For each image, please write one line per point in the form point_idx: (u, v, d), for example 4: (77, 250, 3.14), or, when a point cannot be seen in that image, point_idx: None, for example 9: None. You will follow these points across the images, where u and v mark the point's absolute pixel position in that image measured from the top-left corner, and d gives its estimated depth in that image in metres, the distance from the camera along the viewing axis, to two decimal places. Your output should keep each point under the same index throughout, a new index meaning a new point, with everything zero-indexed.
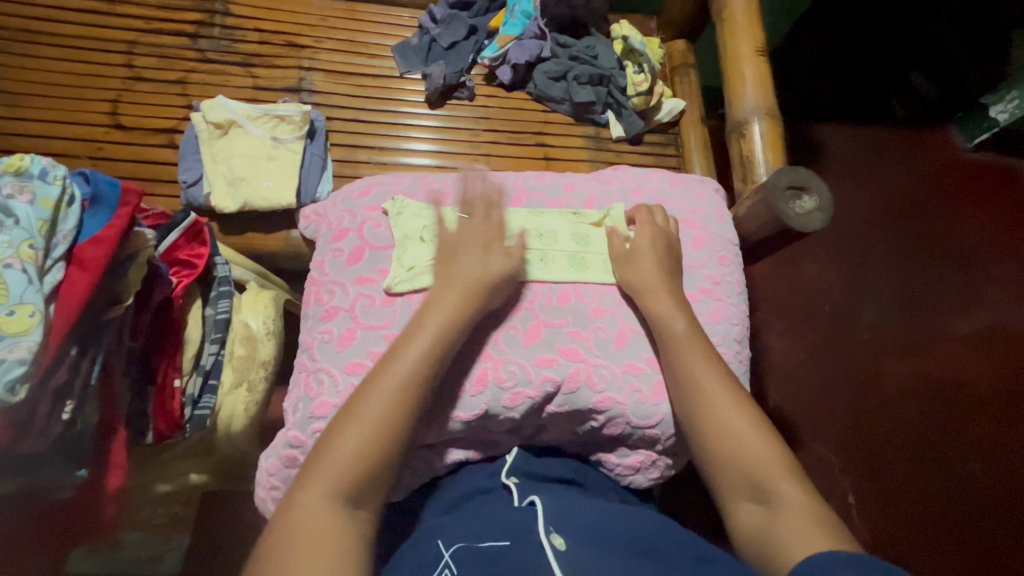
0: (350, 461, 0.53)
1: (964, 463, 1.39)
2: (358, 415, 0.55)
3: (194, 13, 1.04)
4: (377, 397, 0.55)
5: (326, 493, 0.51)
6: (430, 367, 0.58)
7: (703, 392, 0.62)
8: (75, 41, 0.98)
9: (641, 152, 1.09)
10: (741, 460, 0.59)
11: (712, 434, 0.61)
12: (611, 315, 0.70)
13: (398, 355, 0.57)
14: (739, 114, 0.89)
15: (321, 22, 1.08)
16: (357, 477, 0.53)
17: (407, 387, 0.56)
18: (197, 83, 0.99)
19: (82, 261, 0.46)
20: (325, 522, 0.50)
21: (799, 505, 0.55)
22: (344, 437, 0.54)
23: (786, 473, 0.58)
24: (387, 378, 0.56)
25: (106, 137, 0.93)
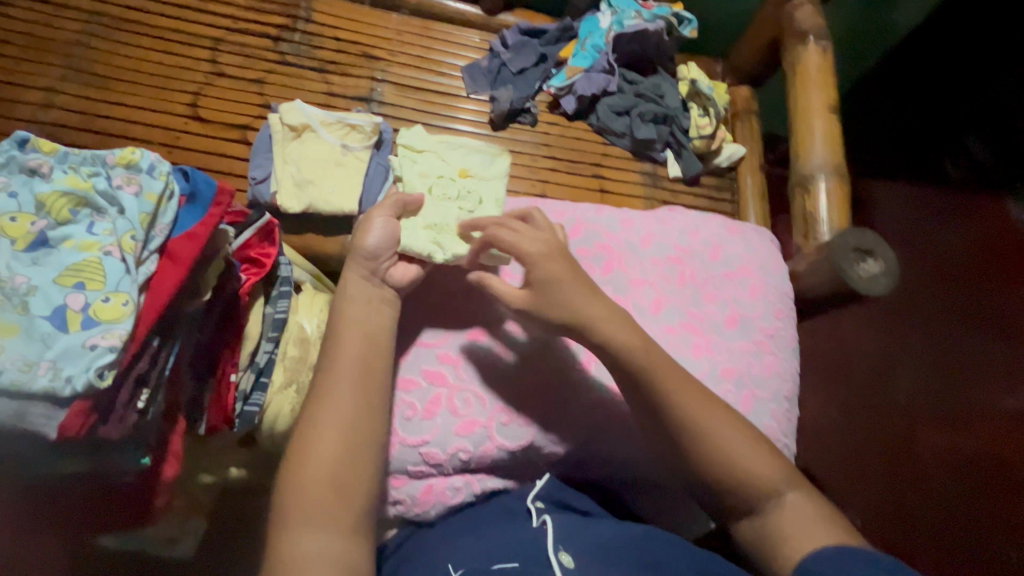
0: (328, 481, 0.50)
1: (1002, 548, 1.31)
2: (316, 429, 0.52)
3: (279, 17, 1.08)
4: (333, 406, 0.53)
5: (314, 526, 0.48)
6: (375, 359, 0.57)
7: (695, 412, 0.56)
8: (165, 34, 1.03)
9: (696, 194, 1.09)
10: (740, 477, 0.55)
11: (709, 459, 0.55)
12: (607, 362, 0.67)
13: (336, 353, 0.56)
14: (806, 168, 0.88)
15: (396, 37, 1.11)
16: (334, 480, 0.51)
17: (361, 380, 0.55)
18: (274, 84, 1.03)
19: (172, 254, 0.48)
20: (321, 554, 0.47)
21: (808, 514, 0.53)
22: (312, 459, 0.51)
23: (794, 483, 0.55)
24: (335, 382, 0.54)
25: (183, 126, 0.96)
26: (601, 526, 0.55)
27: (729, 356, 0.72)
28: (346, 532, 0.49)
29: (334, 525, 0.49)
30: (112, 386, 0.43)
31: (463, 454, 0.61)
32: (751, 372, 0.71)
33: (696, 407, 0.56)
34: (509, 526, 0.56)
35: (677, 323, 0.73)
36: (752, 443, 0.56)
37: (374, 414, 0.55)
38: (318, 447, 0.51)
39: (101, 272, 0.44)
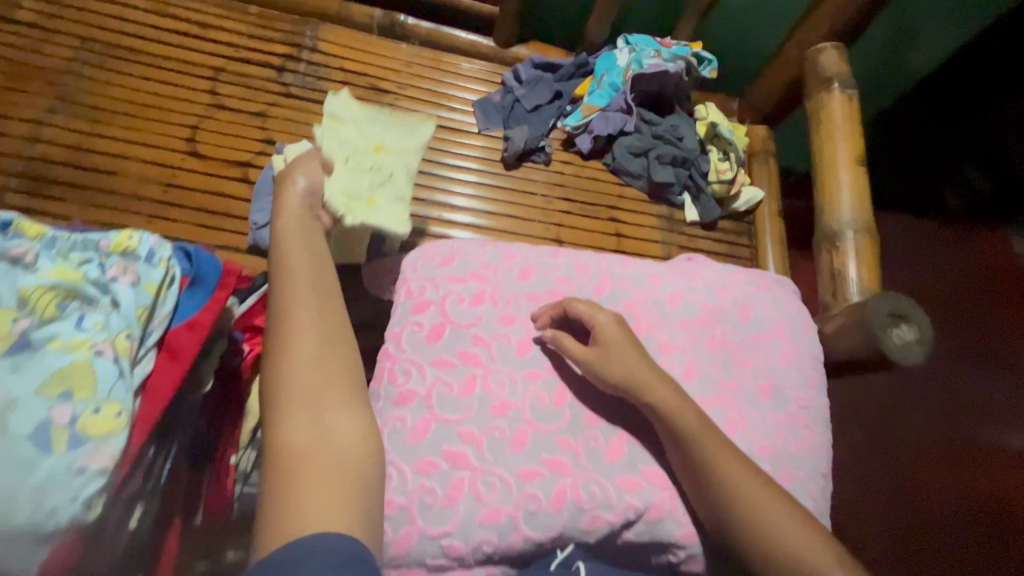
0: (302, 381, 0.50)
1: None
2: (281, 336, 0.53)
3: (284, 46, 1.04)
4: (292, 311, 0.54)
5: (297, 415, 0.49)
6: (320, 268, 0.58)
7: (719, 477, 0.58)
8: (162, 62, 0.97)
9: (713, 239, 1.06)
10: (779, 552, 0.55)
11: (747, 532, 0.56)
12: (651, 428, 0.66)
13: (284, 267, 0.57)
14: (833, 224, 0.85)
15: (405, 69, 1.07)
16: (313, 382, 0.51)
17: (314, 293, 0.56)
18: (277, 118, 0.98)
19: (172, 347, 0.46)
20: (309, 446, 0.47)
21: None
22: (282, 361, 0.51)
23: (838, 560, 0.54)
24: (289, 291, 0.55)
25: (180, 163, 0.91)
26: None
27: (763, 431, 0.69)
28: (330, 422, 0.50)
29: (316, 417, 0.49)
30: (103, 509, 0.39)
31: (486, 547, 0.56)
32: (787, 449, 0.69)
33: (724, 470, 0.58)
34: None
35: (709, 395, 0.71)
36: (785, 507, 0.57)
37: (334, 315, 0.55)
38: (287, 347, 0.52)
39: (92, 378, 0.40)
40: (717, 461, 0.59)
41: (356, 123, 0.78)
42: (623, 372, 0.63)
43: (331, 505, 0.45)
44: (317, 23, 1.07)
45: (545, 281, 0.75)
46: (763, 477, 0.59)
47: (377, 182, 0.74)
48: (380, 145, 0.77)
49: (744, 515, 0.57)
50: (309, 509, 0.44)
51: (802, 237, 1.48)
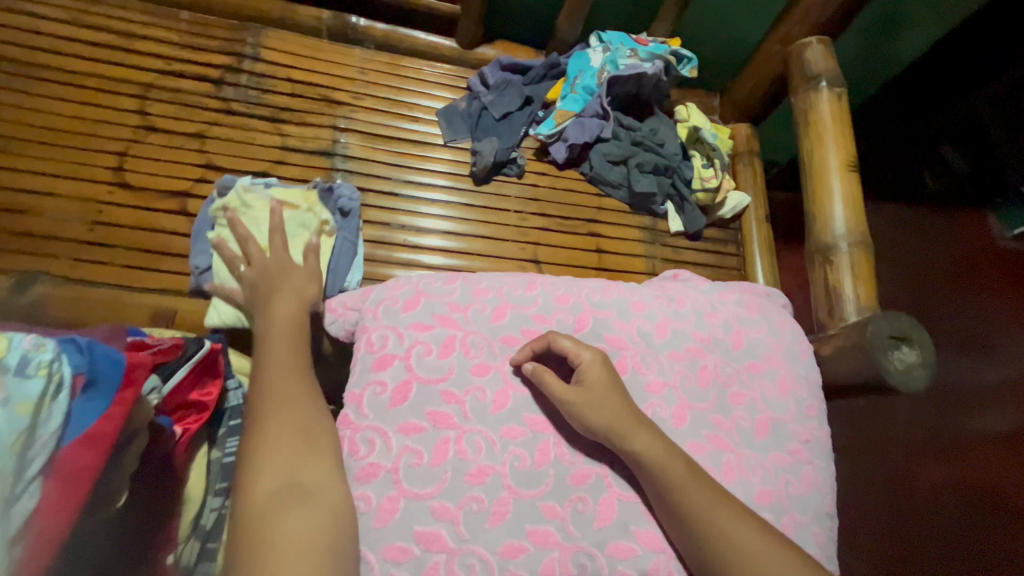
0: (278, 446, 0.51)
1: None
2: (258, 409, 0.54)
3: (221, 56, 0.93)
4: (272, 384, 0.57)
5: (273, 475, 0.49)
6: (302, 347, 0.63)
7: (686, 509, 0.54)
8: (81, 80, 0.86)
9: (699, 249, 1.00)
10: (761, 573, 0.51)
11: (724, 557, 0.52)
12: None
13: (268, 347, 0.61)
14: (826, 236, 0.80)
15: (360, 76, 0.98)
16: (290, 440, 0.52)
17: (297, 357, 0.61)
18: (217, 138, 0.88)
19: (65, 470, 0.38)
20: (284, 507, 0.47)
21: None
22: (260, 432, 0.52)
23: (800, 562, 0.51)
24: (271, 366, 0.59)
25: (107, 197, 0.81)
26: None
27: (764, 475, 0.64)
28: (307, 485, 0.49)
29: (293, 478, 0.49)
30: None
31: None
32: (789, 492, 0.64)
33: (691, 499, 0.54)
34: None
35: (705, 437, 0.64)
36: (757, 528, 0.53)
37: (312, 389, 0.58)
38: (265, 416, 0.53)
39: None
40: (686, 488, 0.54)
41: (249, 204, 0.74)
42: (608, 416, 0.57)
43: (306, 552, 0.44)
44: (259, 28, 0.97)
45: (522, 320, 0.68)
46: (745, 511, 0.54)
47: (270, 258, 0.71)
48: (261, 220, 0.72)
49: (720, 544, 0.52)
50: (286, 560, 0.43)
51: (788, 233, 1.42)
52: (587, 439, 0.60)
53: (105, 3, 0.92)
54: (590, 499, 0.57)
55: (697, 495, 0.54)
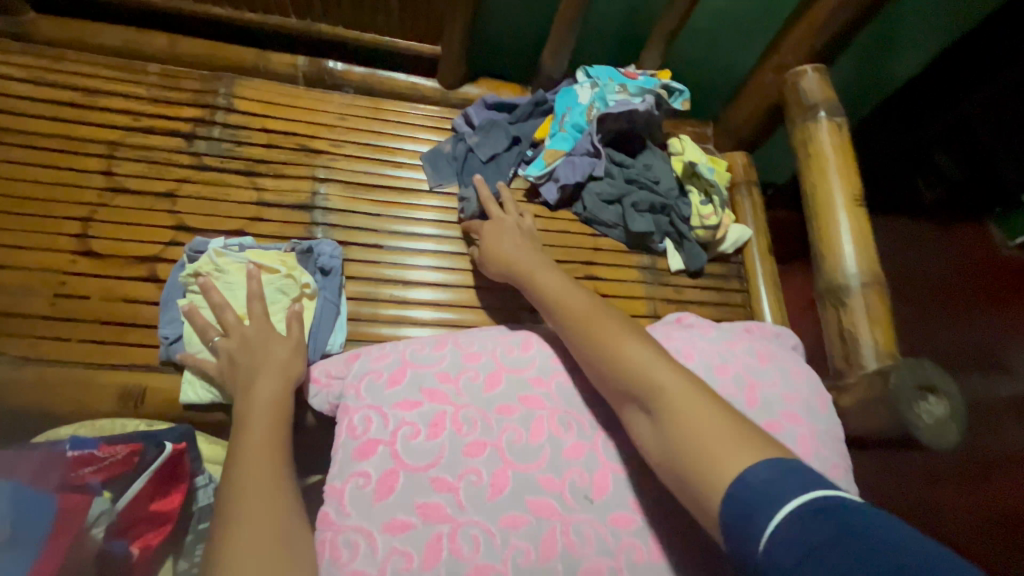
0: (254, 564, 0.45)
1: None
2: (231, 518, 0.48)
3: (193, 109, 0.89)
4: (247, 483, 0.50)
5: None
6: (283, 434, 0.57)
7: (588, 329, 0.59)
8: (44, 142, 0.82)
9: (702, 287, 0.95)
10: (630, 372, 0.53)
11: (607, 364, 0.55)
12: (679, 558, 0.54)
13: (245, 436, 0.55)
14: (837, 275, 0.76)
15: (339, 122, 0.94)
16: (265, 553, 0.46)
17: (275, 446, 0.55)
18: (189, 196, 0.83)
19: None
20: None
21: (687, 396, 0.49)
22: (231, 547, 0.46)
23: (673, 367, 0.53)
24: (248, 460, 0.52)
25: (71, 267, 0.75)
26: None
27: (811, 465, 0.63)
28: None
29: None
30: None
31: None
32: None
33: (589, 327, 0.59)
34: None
35: None
36: (649, 348, 0.55)
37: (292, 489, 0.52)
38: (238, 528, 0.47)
39: None
40: (582, 313, 0.60)
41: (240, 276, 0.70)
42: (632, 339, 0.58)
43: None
44: (232, 77, 0.93)
45: (520, 388, 0.62)
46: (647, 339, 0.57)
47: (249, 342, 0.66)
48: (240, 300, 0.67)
49: (602, 355, 0.56)
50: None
51: (790, 255, 1.37)
52: (597, 525, 0.55)
53: (69, 60, 0.87)
54: None
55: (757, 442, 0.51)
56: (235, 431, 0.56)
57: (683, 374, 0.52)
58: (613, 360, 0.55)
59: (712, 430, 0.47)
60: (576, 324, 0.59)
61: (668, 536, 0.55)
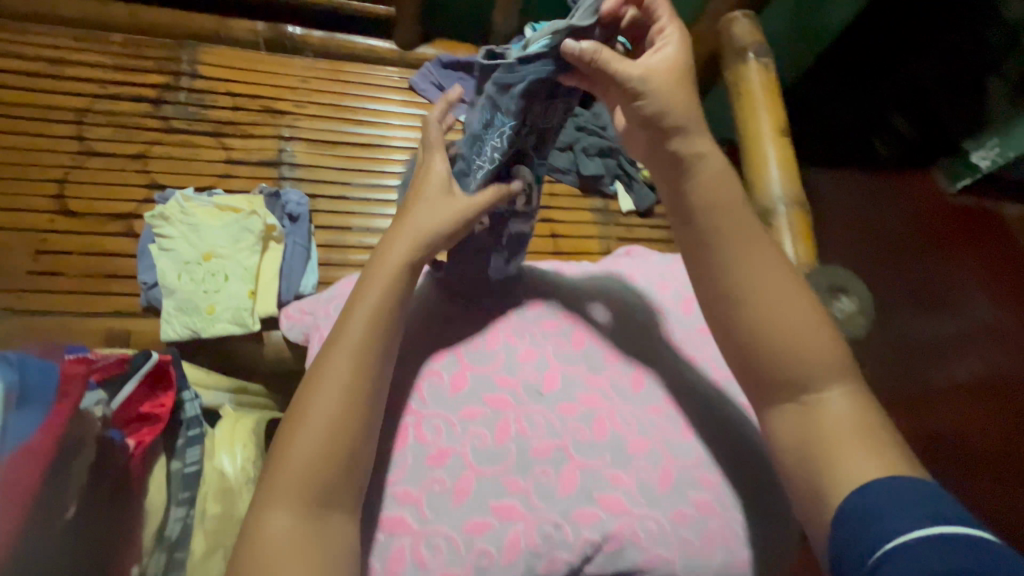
0: (309, 473, 0.42)
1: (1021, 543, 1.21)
2: (305, 412, 0.44)
3: (158, 75, 0.93)
4: (321, 395, 0.45)
5: (289, 504, 0.41)
6: (385, 329, 0.49)
7: (738, 273, 0.52)
8: (12, 111, 0.85)
9: (652, 226, 1.02)
10: (781, 348, 0.49)
11: (753, 321, 0.50)
12: (651, 447, 0.61)
13: (347, 325, 0.48)
14: (764, 198, 0.83)
15: (302, 85, 0.98)
16: (321, 467, 0.43)
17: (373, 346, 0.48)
18: (160, 157, 0.87)
19: (11, 489, 0.36)
20: (298, 556, 0.39)
21: (851, 416, 0.46)
22: (292, 449, 0.43)
23: (840, 376, 0.48)
24: (342, 350, 0.47)
25: (49, 226, 0.80)
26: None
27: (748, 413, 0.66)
28: (329, 533, 0.41)
29: (322, 520, 0.41)
30: None
31: None
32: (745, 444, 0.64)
33: (753, 280, 0.51)
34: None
35: (663, 402, 0.66)
36: (831, 336, 0.50)
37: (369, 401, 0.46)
38: (308, 426, 0.44)
39: None
40: (741, 268, 0.51)
41: (207, 228, 0.77)
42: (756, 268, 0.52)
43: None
44: (194, 45, 0.97)
45: (474, 310, 0.70)
46: (825, 324, 0.50)
47: (220, 289, 0.74)
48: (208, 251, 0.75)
49: (748, 303, 0.51)
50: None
51: None
52: (545, 416, 0.63)
53: (32, 32, 0.90)
54: (552, 474, 0.58)
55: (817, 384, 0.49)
56: (346, 306, 0.50)
57: (853, 399, 0.47)
58: (767, 310, 0.50)
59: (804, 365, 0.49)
60: (744, 273, 0.51)
61: (606, 418, 0.63)
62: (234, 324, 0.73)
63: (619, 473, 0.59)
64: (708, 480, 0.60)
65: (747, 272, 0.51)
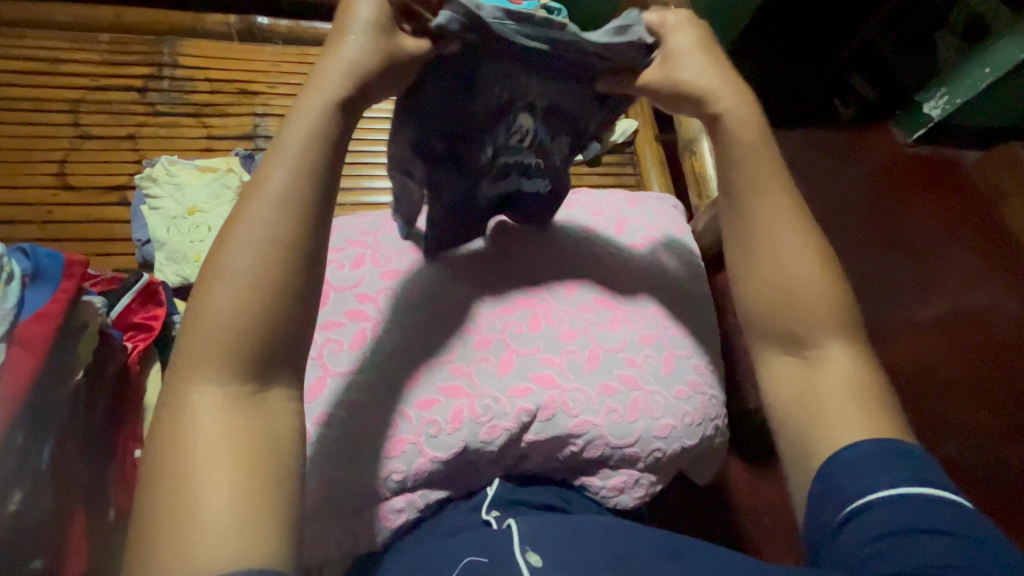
0: (233, 344, 0.40)
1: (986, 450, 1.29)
2: (223, 272, 0.41)
3: (142, 67, 1.03)
4: (235, 270, 0.41)
5: (212, 378, 0.40)
6: (308, 189, 0.44)
7: (760, 234, 0.56)
8: (15, 104, 0.95)
9: (600, 174, 1.12)
10: (791, 301, 0.53)
11: (766, 277, 0.55)
12: (581, 336, 0.69)
13: (262, 192, 0.43)
14: (688, 132, 0.93)
15: (273, 68, 1.08)
16: (243, 343, 0.40)
17: (294, 212, 0.43)
18: (148, 138, 0.98)
19: (25, 339, 0.44)
20: (228, 427, 0.39)
21: (850, 373, 0.51)
22: (208, 319, 0.40)
23: (841, 334, 0.52)
24: (261, 207, 0.43)
25: (53, 200, 0.90)
26: (560, 521, 0.57)
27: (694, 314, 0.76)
28: (263, 407, 0.40)
29: (251, 392, 0.40)
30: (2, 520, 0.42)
31: (396, 475, 0.59)
32: (668, 334, 0.73)
33: (776, 239, 0.55)
34: (473, 536, 0.56)
35: (596, 300, 0.73)
36: (842, 300, 0.53)
37: (297, 271, 0.42)
38: (221, 290, 0.40)
39: None
40: (775, 235, 0.55)
41: (193, 189, 0.87)
42: (789, 235, 0.55)
43: (240, 499, 0.37)
44: (174, 39, 1.07)
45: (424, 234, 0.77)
46: (840, 292, 0.54)
47: (206, 238, 0.84)
48: (193, 207, 0.86)
49: (761, 263, 0.55)
50: (212, 496, 0.36)
51: None
52: (488, 315, 0.69)
53: (29, 36, 1.01)
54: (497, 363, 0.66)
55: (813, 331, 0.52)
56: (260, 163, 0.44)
57: (853, 357, 0.52)
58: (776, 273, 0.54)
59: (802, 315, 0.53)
60: (769, 235, 0.55)
61: (542, 315, 0.70)
62: None
63: (550, 357, 0.67)
64: (632, 361, 0.69)
65: (770, 234, 0.55)
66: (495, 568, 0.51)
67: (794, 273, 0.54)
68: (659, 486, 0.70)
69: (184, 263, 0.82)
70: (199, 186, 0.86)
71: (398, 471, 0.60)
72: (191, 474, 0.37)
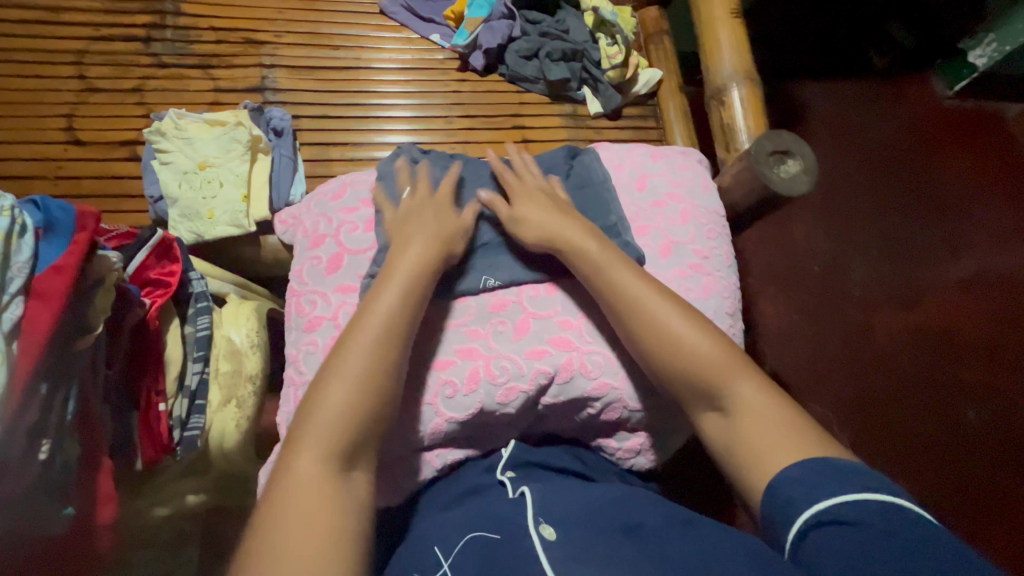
0: (331, 441, 0.47)
1: (1000, 414, 1.28)
2: (338, 370, 0.51)
3: (144, 15, 0.99)
4: (348, 372, 0.50)
5: (314, 455, 0.47)
6: (409, 320, 0.55)
7: (631, 311, 0.60)
8: (21, 56, 0.93)
9: (621, 127, 1.06)
10: (691, 369, 0.56)
11: (658, 357, 0.58)
12: None
13: (365, 327, 0.53)
14: (718, 80, 0.87)
15: (279, 16, 1.03)
16: (349, 431, 0.48)
17: (384, 343, 0.53)
18: (155, 91, 0.95)
19: (42, 293, 0.44)
20: (322, 502, 0.45)
21: (753, 402, 0.54)
22: (319, 401, 0.49)
23: (741, 370, 0.56)
24: (367, 332, 0.53)
25: (64, 154, 0.89)
26: (578, 495, 0.56)
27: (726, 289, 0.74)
28: (349, 485, 0.47)
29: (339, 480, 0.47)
30: (18, 463, 0.44)
31: (414, 435, 0.60)
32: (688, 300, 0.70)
33: (643, 311, 0.59)
34: (484, 500, 0.57)
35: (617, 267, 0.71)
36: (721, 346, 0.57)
37: (386, 371, 0.52)
38: (347, 370, 0.51)
39: None
40: (652, 309, 0.59)
41: (202, 142, 0.85)
42: (616, 279, 0.61)
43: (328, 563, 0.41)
44: None
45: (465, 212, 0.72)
46: (713, 332, 0.58)
47: (214, 196, 0.82)
48: (202, 161, 0.84)
49: (657, 347, 0.58)
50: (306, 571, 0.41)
51: None
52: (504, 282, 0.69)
53: None
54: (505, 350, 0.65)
55: (706, 361, 0.56)
56: (364, 305, 0.55)
57: (755, 387, 0.55)
58: (645, 321, 0.58)
59: (680, 354, 0.57)
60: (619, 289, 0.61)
61: (558, 279, 0.69)
62: (230, 230, 0.81)
63: (568, 320, 0.66)
64: None
65: (614, 281, 0.61)
66: (507, 543, 0.50)
67: (634, 310, 0.59)
68: (676, 448, 0.70)
69: (198, 222, 0.81)
70: (207, 140, 0.84)
71: (415, 431, 0.60)
72: (283, 541, 0.42)
